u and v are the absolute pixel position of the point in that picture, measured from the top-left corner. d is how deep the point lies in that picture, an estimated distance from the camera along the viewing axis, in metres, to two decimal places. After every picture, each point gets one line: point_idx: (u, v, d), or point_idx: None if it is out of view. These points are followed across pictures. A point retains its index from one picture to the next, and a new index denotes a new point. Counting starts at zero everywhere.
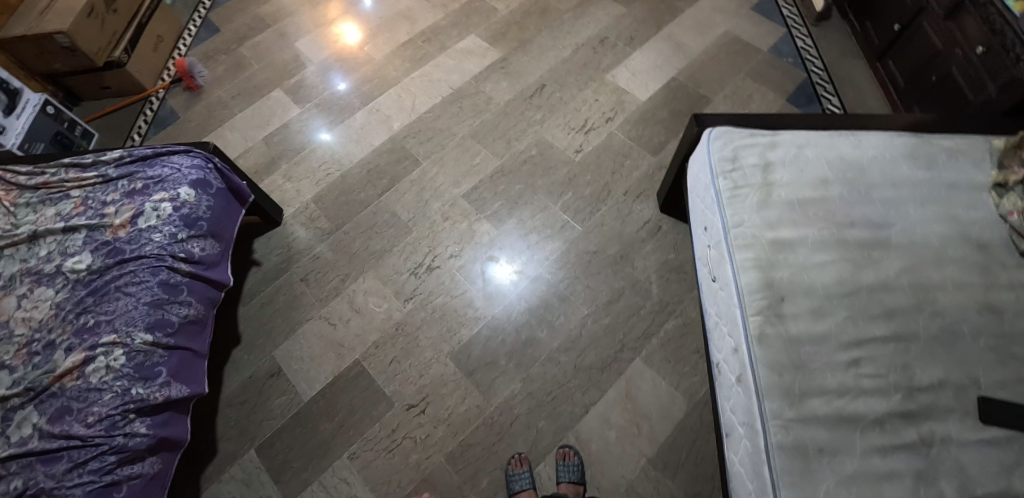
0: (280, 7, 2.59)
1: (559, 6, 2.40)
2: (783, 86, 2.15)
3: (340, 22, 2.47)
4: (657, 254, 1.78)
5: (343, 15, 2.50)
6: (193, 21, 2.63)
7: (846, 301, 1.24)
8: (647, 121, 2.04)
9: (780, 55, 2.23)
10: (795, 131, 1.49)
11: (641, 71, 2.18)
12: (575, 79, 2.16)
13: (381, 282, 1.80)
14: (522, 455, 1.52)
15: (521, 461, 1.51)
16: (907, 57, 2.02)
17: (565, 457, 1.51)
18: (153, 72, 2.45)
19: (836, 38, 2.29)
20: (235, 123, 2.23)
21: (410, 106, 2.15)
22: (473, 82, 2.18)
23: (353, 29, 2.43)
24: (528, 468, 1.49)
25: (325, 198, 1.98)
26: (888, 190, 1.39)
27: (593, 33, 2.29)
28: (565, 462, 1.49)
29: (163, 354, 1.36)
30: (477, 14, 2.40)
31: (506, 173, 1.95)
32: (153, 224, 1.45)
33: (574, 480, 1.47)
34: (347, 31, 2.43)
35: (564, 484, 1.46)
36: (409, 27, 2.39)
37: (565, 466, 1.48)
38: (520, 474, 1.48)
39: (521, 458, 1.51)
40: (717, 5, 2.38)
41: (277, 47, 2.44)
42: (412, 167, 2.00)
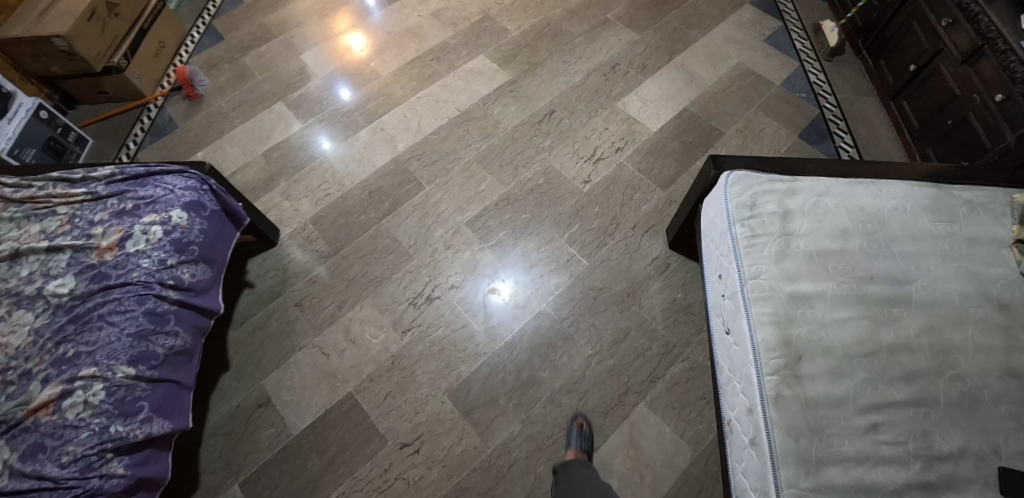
0: (287, 17, 2.53)
1: (571, 29, 2.35)
2: (795, 122, 2.11)
3: (347, 34, 2.42)
4: (664, 293, 1.73)
5: (351, 27, 2.44)
6: (197, 26, 2.57)
7: (866, 362, 1.18)
8: (657, 152, 1.99)
9: (794, 90, 2.20)
10: (815, 177, 1.42)
11: (653, 100, 2.13)
12: (585, 106, 2.11)
13: (378, 310, 1.74)
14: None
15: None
16: (922, 99, 1.98)
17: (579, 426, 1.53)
18: (153, 78, 2.39)
19: (849, 74, 2.26)
20: (235, 136, 2.17)
21: (415, 126, 2.08)
22: (481, 105, 2.12)
23: (359, 42, 2.38)
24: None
25: (324, 219, 1.91)
26: (908, 243, 1.33)
27: (605, 59, 2.25)
28: (577, 428, 1.52)
29: (145, 388, 1.29)
30: (488, 34, 2.35)
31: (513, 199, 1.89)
32: (141, 249, 1.38)
33: (583, 449, 1.49)
34: (354, 44, 2.38)
35: (572, 450, 1.48)
36: (417, 44, 2.34)
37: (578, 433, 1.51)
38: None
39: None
40: (731, 35, 2.35)
41: (282, 58, 2.38)
42: (415, 191, 1.93)
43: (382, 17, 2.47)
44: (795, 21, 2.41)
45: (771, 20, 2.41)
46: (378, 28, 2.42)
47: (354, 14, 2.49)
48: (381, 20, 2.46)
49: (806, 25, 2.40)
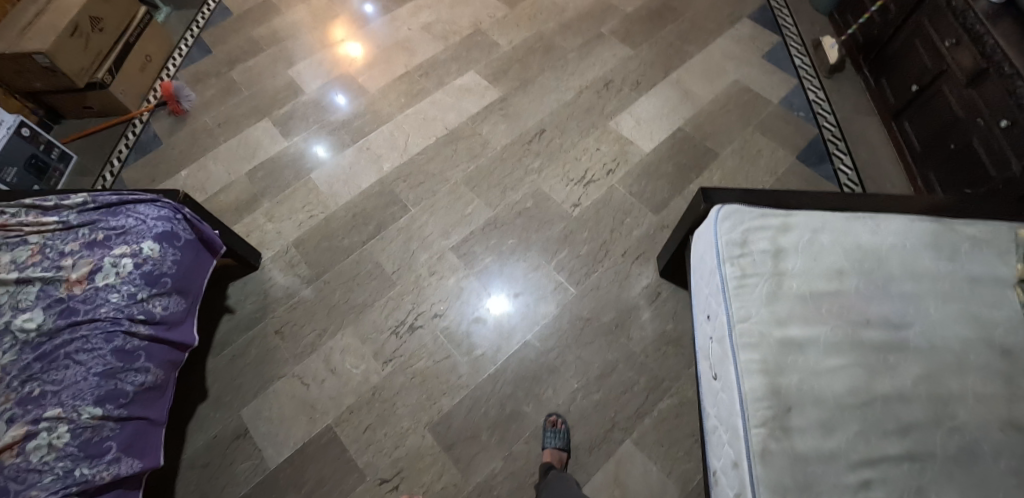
0: (276, 30, 2.49)
1: (564, 44, 2.30)
2: (793, 143, 2.05)
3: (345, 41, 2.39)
4: (654, 324, 1.67)
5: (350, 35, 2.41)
6: (185, 39, 2.53)
7: (859, 413, 1.12)
8: (650, 174, 1.93)
9: (792, 109, 2.14)
10: (810, 212, 1.36)
11: (647, 118, 2.07)
12: (577, 125, 2.05)
13: (360, 339, 1.69)
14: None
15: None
16: (925, 120, 1.92)
17: (553, 424, 1.52)
18: (139, 92, 2.35)
19: (849, 91, 2.21)
20: (219, 154, 2.13)
21: (402, 145, 2.03)
22: (470, 123, 2.07)
23: (356, 51, 2.35)
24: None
25: (307, 242, 1.87)
26: (907, 283, 1.27)
27: (598, 75, 2.19)
28: (551, 428, 1.51)
29: (113, 427, 1.25)
30: (478, 49, 2.30)
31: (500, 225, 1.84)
32: (111, 283, 1.34)
33: (559, 446, 1.48)
34: (351, 52, 2.35)
35: (549, 451, 1.47)
36: (407, 59, 2.30)
37: (553, 432, 1.50)
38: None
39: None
40: (728, 51, 2.29)
41: (269, 73, 2.34)
42: (400, 213, 1.88)
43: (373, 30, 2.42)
44: (794, 36, 2.35)
45: (770, 35, 2.35)
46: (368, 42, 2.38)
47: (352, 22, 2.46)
48: (371, 34, 2.41)
49: (805, 40, 2.34)
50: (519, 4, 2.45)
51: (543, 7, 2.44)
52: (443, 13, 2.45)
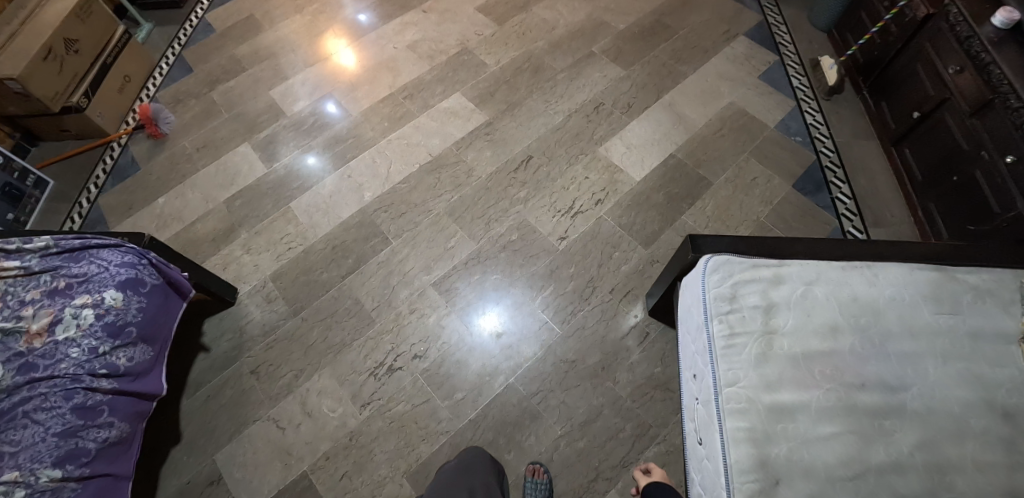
0: (258, 48, 2.42)
1: (554, 64, 2.22)
2: (790, 170, 1.98)
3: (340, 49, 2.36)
4: (642, 366, 1.61)
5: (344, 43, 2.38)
6: (167, 57, 2.47)
7: (851, 487, 1.06)
8: (640, 205, 1.86)
9: (789, 133, 2.07)
10: (804, 261, 1.29)
11: (638, 144, 2.00)
12: (565, 151, 1.98)
13: (337, 381, 1.64)
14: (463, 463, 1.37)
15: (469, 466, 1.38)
16: (927, 149, 1.85)
17: (533, 474, 1.46)
18: (117, 115, 2.29)
19: (849, 114, 2.14)
20: (197, 181, 2.06)
21: (384, 173, 1.96)
22: (455, 149, 2.00)
23: (350, 59, 2.32)
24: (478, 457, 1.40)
25: (285, 276, 1.81)
26: (905, 341, 1.20)
27: (588, 98, 2.12)
28: (533, 478, 1.45)
29: (74, 488, 1.19)
30: (465, 69, 2.23)
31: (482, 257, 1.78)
32: (71, 336, 1.28)
33: None
34: (345, 60, 2.33)
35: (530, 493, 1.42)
36: (391, 80, 2.23)
37: (533, 483, 1.44)
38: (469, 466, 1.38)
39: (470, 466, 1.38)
40: (723, 72, 2.22)
41: (251, 94, 2.27)
42: (381, 246, 1.82)
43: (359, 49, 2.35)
44: (791, 55, 2.28)
45: (766, 55, 2.28)
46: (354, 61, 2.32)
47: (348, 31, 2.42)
48: (357, 53, 2.34)
49: (803, 60, 2.28)
50: (507, 21, 2.38)
51: (533, 24, 2.37)
52: (430, 31, 2.38)
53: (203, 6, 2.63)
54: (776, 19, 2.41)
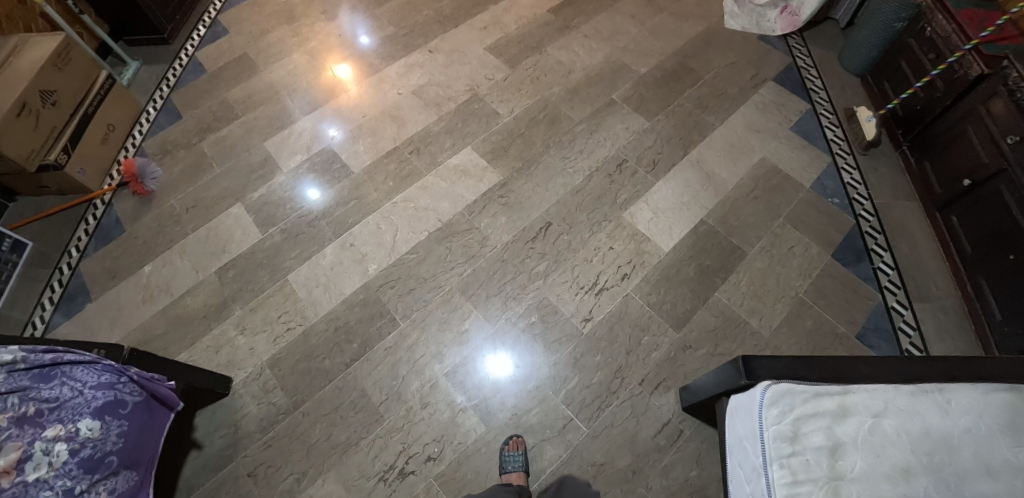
0: (253, 92, 2.25)
1: (571, 114, 2.06)
2: (828, 237, 1.84)
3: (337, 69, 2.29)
4: (677, 471, 1.47)
5: (340, 63, 2.31)
6: (154, 101, 2.32)
7: None
8: (670, 280, 1.72)
9: (825, 194, 1.93)
10: (870, 387, 1.14)
11: (665, 209, 1.85)
12: (587, 217, 1.82)
13: (343, 487, 1.48)
14: (522, 471, 1.43)
15: (519, 483, 1.40)
16: (978, 221, 1.71)
17: None
18: (100, 169, 2.11)
19: (887, 171, 2.00)
20: (186, 247, 1.90)
21: (390, 241, 1.80)
22: (467, 214, 1.83)
23: (349, 79, 2.25)
24: (523, 450, 1.47)
25: (283, 362, 1.66)
26: (985, 484, 1.05)
27: (610, 154, 1.96)
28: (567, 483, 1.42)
29: None
30: (475, 119, 2.06)
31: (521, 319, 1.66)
32: (43, 477, 1.09)
33: None
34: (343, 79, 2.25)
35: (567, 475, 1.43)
36: (396, 131, 2.05)
37: None
38: (514, 456, 1.46)
39: (519, 476, 1.42)
40: (752, 123, 2.07)
41: (243, 145, 2.10)
42: (388, 328, 1.67)
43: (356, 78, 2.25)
44: (824, 103, 2.15)
45: (797, 103, 2.14)
46: (352, 87, 2.22)
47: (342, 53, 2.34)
48: (358, 98, 2.18)
49: (837, 108, 2.14)
50: (520, 64, 2.22)
51: (548, 67, 2.21)
52: (436, 74, 2.21)
53: (193, 42, 2.48)
54: (805, 62, 2.28)
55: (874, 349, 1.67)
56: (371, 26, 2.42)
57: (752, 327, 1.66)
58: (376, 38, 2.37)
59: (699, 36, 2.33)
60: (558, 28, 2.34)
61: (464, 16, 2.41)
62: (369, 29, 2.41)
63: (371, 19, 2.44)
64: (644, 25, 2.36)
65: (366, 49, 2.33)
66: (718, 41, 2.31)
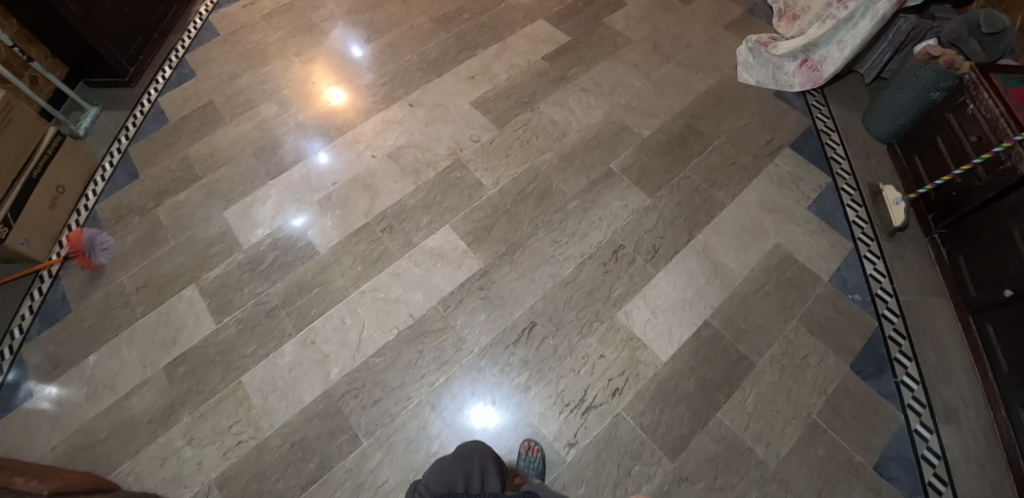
0: (216, 148, 2.05)
1: (563, 187, 1.84)
2: (847, 343, 1.64)
3: (335, 87, 2.17)
4: None
5: (337, 84, 2.18)
6: (111, 155, 2.13)
7: None
8: (666, 396, 1.53)
9: (845, 289, 1.73)
10: None
11: (664, 307, 1.65)
12: (577, 316, 1.63)
13: None
14: None
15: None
16: (1018, 338, 1.50)
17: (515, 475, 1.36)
18: (48, 236, 1.92)
19: (915, 261, 1.79)
20: (135, 335, 1.73)
21: (356, 340, 1.62)
22: (441, 310, 1.64)
23: (340, 104, 2.12)
24: None
25: (233, 481, 1.48)
26: None
27: (605, 237, 1.75)
28: (528, 456, 1.43)
29: None
30: (456, 191, 1.84)
31: (484, 396, 1.54)
32: None
33: None
34: (336, 99, 2.13)
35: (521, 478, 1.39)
36: (368, 202, 1.85)
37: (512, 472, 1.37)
38: None
39: None
40: (766, 200, 1.86)
41: (202, 214, 1.91)
42: (349, 446, 1.50)
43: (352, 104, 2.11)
44: (846, 176, 1.93)
45: (817, 176, 1.92)
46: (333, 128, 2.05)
47: (339, 77, 2.20)
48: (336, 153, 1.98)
49: (860, 183, 1.93)
50: (508, 123, 2.00)
51: (540, 127, 1.98)
52: (416, 132, 1.99)
53: (156, 86, 2.29)
54: (826, 124, 2.06)
55: (895, 482, 1.47)
56: (352, 70, 2.21)
57: (758, 456, 1.47)
58: (355, 85, 2.17)
59: (710, 93, 2.10)
60: (553, 79, 2.12)
61: (449, 63, 2.19)
62: (348, 74, 2.20)
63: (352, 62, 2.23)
64: (649, 77, 2.13)
65: (343, 99, 2.12)
66: (731, 99, 2.09)
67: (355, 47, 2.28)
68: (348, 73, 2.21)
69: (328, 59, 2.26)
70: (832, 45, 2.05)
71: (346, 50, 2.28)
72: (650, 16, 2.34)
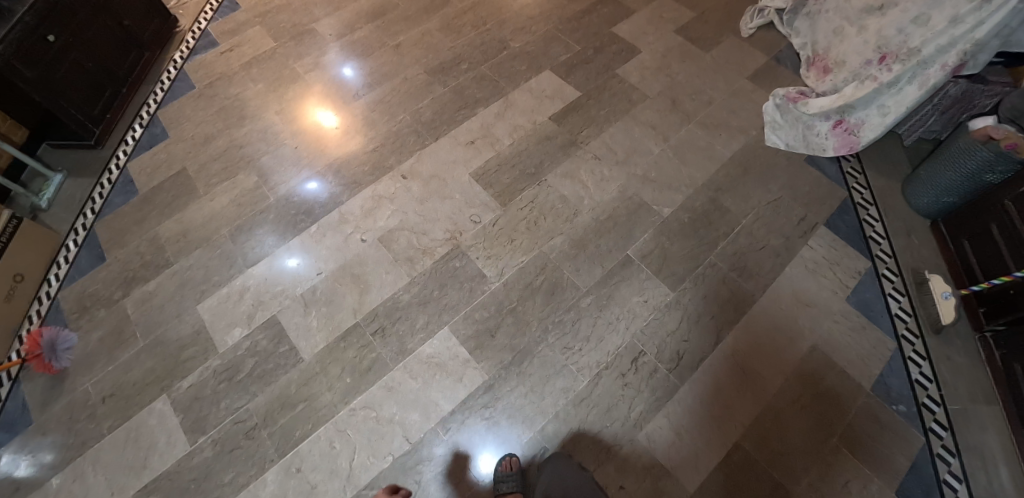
0: (190, 227, 1.86)
1: (575, 280, 1.65)
2: (893, 465, 1.47)
3: (326, 108, 2.07)
4: None
5: (323, 128, 2.02)
6: (76, 230, 1.91)
7: None
8: None
9: (889, 398, 1.55)
10: None
11: (688, 425, 1.48)
12: (592, 439, 1.46)
13: None
14: None
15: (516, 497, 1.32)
16: None
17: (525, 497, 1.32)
18: (4, 333, 1.70)
19: (963, 362, 1.61)
20: (100, 455, 1.54)
21: (346, 467, 1.45)
22: (441, 431, 1.47)
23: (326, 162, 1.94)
24: None
25: None
26: None
27: (623, 343, 1.57)
28: None
29: None
30: (456, 284, 1.65)
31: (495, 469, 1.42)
32: None
33: None
34: (325, 124, 2.03)
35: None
36: (358, 296, 1.66)
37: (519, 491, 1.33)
38: None
39: None
40: (800, 293, 1.67)
41: (175, 308, 1.72)
42: None
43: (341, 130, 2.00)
44: (887, 259, 1.75)
45: (855, 261, 1.74)
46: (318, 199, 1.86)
47: (325, 122, 2.04)
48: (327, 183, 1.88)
49: (902, 268, 1.74)
50: (513, 200, 1.80)
51: (548, 205, 1.78)
52: (410, 212, 1.79)
53: (125, 148, 2.08)
54: (864, 197, 1.87)
55: None
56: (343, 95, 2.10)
57: None
58: (342, 132, 2.00)
59: (735, 160, 1.90)
60: (561, 145, 1.91)
61: (446, 125, 1.98)
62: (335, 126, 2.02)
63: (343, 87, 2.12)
64: (668, 142, 1.93)
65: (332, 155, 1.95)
66: (758, 168, 1.89)
67: (342, 100, 2.08)
68: (341, 96, 2.10)
69: (318, 100, 2.10)
70: (872, 108, 1.84)
71: (339, 75, 2.16)
72: (667, 66, 2.13)
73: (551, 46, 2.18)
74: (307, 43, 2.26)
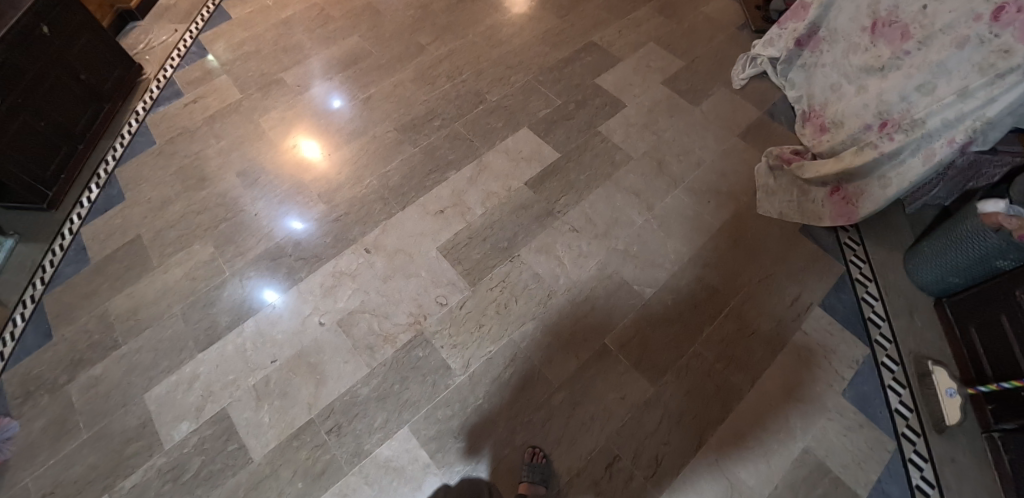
0: (142, 302, 1.75)
1: (547, 374, 1.54)
2: None
3: (313, 135, 2.03)
4: None
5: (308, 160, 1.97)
6: (24, 303, 1.78)
7: None
8: None
9: None
10: None
11: None
12: None
13: None
14: None
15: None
16: None
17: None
18: None
19: (972, 466, 1.46)
20: None
21: None
22: None
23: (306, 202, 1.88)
24: None
25: None
26: None
27: (597, 446, 1.45)
28: None
29: None
30: (417, 378, 1.54)
31: None
32: None
33: None
34: (310, 151, 1.99)
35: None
36: (313, 390, 1.55)
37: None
38: None
39: None
40: (790, 387, 1.54)
41: (122, 397, 1.60)
42: None
43: (327, 159, 1.96)
44: (887, 346, 1.61)
45: (852, 349, 1.60)
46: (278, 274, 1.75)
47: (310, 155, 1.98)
48: (309, 218, 1.84)
49: (904, 356, 1.60)
50: (483, 279, 1.68)
51: (520, 285, 1.66)
52: (373, 292, 1.68)
53: (80, 211, 1.96)
54: (863, 273, 1.73)
55: None
56: (330, 122, 2.05)
57: None
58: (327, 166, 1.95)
59: (724, 232, 1.77)
60: (536, 215, 1.79)
61: (416, 190, 1.86)
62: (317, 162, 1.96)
63: (331, 116, 2.07)
64: (652, 211, 1.80)
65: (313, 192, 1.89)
66: (748, 241, 1.76)
67: (328, 131, 2.03)
68: (326, 126, 2.04)
69: (299, 135, 2.03)
70: (872, 178, 1.69)
71: (327, 105, 2.10)
72: (653, 122, 2.00)
73: (530, 100, 2.06)
74: (274, 94, 2.15)
